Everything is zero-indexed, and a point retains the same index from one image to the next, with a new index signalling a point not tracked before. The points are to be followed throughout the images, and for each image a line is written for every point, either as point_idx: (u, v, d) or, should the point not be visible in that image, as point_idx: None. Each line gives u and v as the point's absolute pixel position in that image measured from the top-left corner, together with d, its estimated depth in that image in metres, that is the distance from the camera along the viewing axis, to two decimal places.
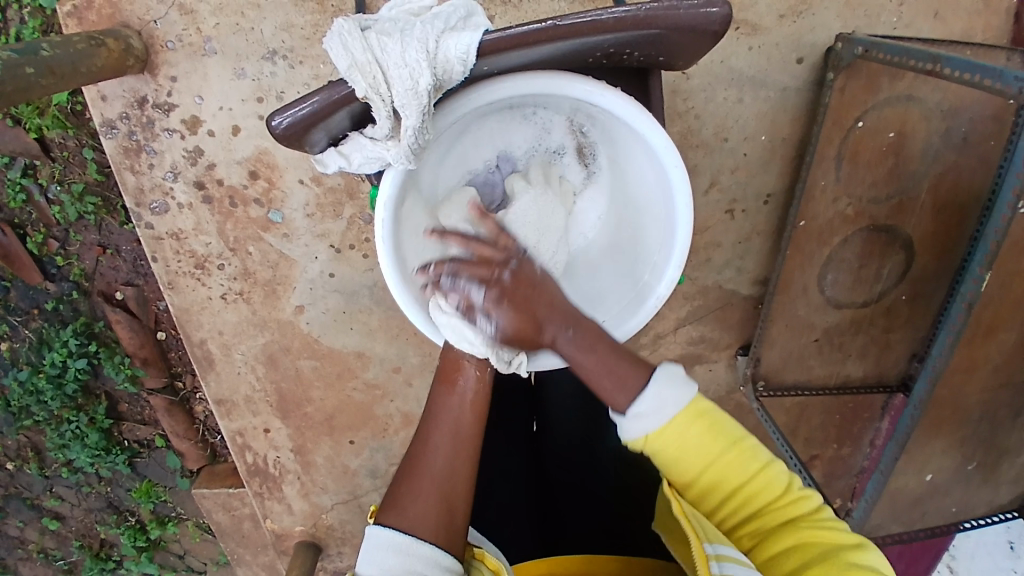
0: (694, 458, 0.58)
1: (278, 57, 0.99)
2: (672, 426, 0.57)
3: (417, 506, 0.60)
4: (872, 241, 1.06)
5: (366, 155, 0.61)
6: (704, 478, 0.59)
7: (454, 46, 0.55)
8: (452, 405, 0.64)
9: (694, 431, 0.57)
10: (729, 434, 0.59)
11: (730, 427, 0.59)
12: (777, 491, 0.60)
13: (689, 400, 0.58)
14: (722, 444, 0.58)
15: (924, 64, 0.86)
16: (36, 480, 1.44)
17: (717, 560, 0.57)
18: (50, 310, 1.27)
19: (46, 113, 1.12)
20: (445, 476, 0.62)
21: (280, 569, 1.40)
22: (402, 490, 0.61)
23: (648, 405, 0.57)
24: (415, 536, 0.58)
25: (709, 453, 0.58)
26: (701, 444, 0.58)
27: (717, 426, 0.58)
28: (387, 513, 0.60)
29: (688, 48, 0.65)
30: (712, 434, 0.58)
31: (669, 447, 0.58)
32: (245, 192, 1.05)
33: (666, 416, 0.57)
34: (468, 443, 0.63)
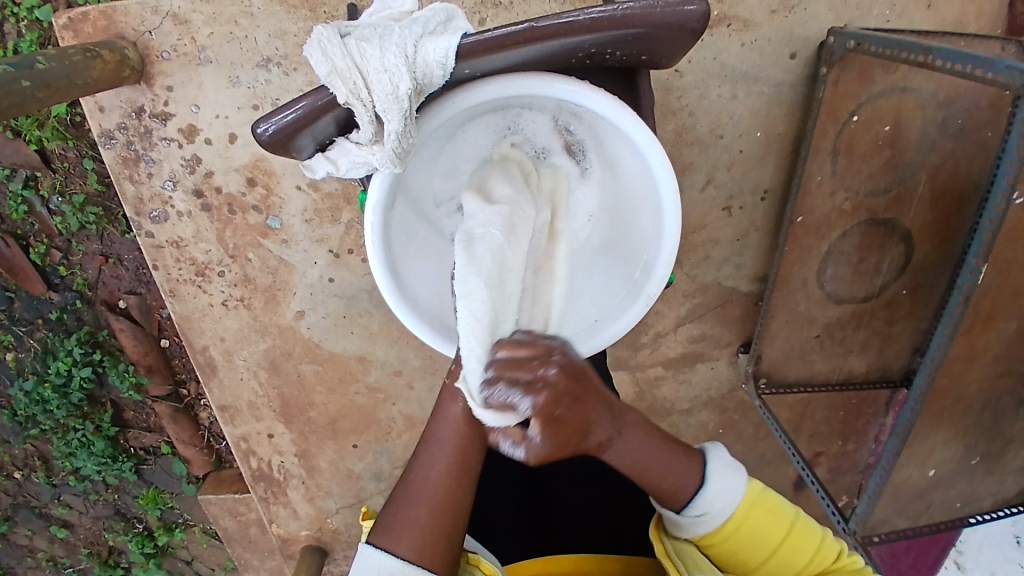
0: (760, 542, 0.67)
1: (272, 64, 1.00)
2: (739, 515, 0.66)
3: (412, 533, 0.59)
4: (871, 234, 1.06)
5: (352, 159, 0.62)
6: (767, 560, 0.68)
7: (432, 51, 0.56)
8: (454, 433, 0.60)
9: (759, 516, 0.67)
10: (786, 517, 0.69)
11: (785, 511, 0.69)
12: (829, 557, 0.70)
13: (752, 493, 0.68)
14: (781, 527, 0.68)
15: (916, 55, 0.86)
16: (43, 489, 1.45)
17: None
18: (54, 320, 1.28)
19: (46, 125, 1.13)
20: (441, 500, 0.60)
21: (287, 573, 1.41)
22: (398, 515, 0.60)
23: (714, 500, 0.66)
24: (408, 559, 0.58)
25: (773, 538, 0.67)
26: (764, 529, 0.67)
27: (776, 512, 0.68)
28: (381, 533, 0.59)
29: (670, 46, 0.66)
30: (773, 519, 0.68)
31: (733, 536, 0.67)
32: (244, 199, 1.06)
33: (733, 508, 0.66)
34: (469, 469, 0.60)
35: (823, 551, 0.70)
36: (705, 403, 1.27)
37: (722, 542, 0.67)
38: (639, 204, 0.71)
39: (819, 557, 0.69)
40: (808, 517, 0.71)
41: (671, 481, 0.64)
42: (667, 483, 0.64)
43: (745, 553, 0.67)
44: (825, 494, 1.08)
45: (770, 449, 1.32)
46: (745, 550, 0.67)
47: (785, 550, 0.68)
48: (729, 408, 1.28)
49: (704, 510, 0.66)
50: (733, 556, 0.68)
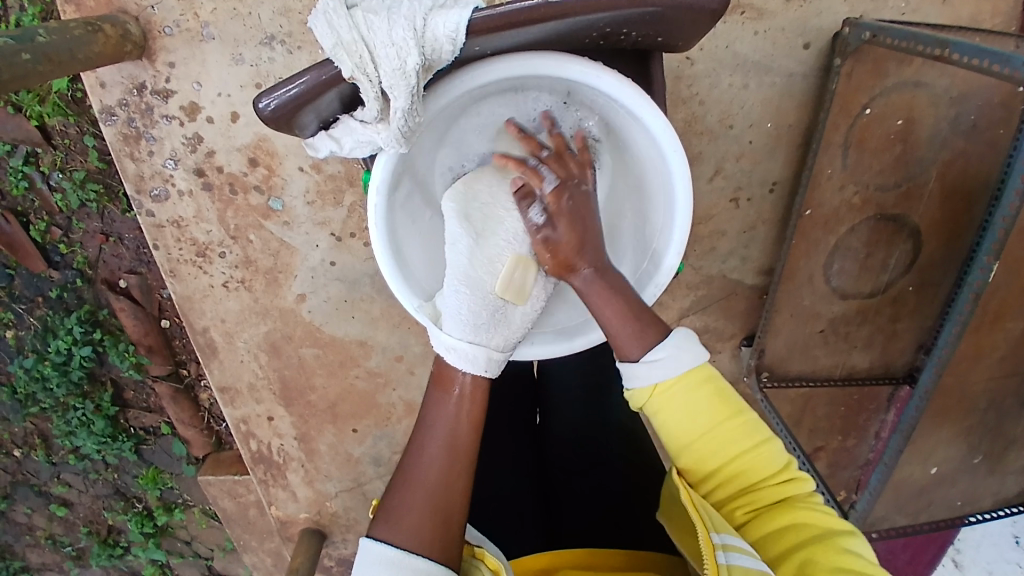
0: (697, 424, 0.56)
1: (276, 43, 0.98)
2: (679, 385, 0.55)
3: (412, 519, 0.57)
4: (879, 229, 1.04)
5: (357, 138, 0.61)
6: (704, 444, 0.57)
7: (442, 24, 0.54)
8: (444, 412, 0.61)
9: (697, 390, 0.55)
10: (734, 405, 0.57)
11: (734, 399, 0.57)
12: (771, 468, 0.58)
13: (698, 359, 0.56)
14: (723, 412, 0.56)
15: (932, 47, 0.84)
16: (43, 467, 1.46)
17: (723, 549, 0.53)
18: (55, 298, 1.28)
19: (47, 101, 1.12)
20: (441, 482, 0.59)
21: (285, 555, 1.41)
22: (394, 503, 0.58)
23: (663, 354, 0.56)
24: (410, 550, 0.55)
25: (715, 416, 0.56)
26: (705, 405, 0.56)
27: (722, 395, 0.56)
28: (381, 524, 0.57)
29: (687, 28, 0.64)
30: (717, 400, 0.56)
31: (671, 406, 0.56)
32: (245, 179, 1.04)
33: (676, 372, 0.55)
34: (466, 449, 0.60)
35: (767, 455, 0.58)
36: None
37: (660, 410, 0.56)
38: (650, 195, 0.70)
39: (761, 460, 0.57)
40: (760, 417, 0.58)
41: (625, 331, 0.58)
42: (622, 335, 0.58)
43: (685, 425, 0.56)
44: (825, 488, 1.07)
45: None
46: (677, 426, 0.56)
47: (726, 439, 0.56)
48: None
49: (656, 358, 0.56)
50: (663, 429, 0.57)
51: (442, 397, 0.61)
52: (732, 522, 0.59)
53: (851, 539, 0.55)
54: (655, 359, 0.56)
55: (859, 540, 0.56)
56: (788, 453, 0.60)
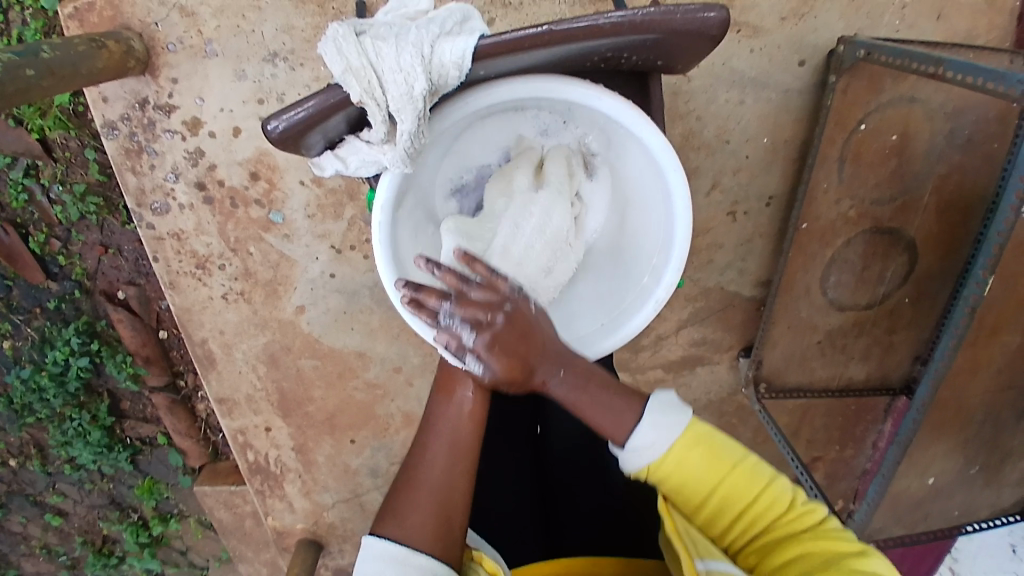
0: (698, 482, 0.60)
1: (278, 58, 0.98)
2: (673, 452, 0.60)
3: (415, 517, 0.59)
4: (875, 243, 1.06)
5: (363, 158, 0.62)
6: (707, 502, 0.61)
7: (450, 51, 0.55)
8: (448, 417, 0.63)
9: (690, 451, 0.60)
10: (727, 454, 0.61)
11: (728, 451, 0.61)
12: (777, 509, 0.61)
13: (682, 422, 0.61)
14: (720, 466, 0.61)
15: (927, 66, 0.85)
16: (38, 477, 1.45)
17: (707, 573, 0.58)
18: (52, 309, 1.27)
19: (48, 114, 1.12)
20: (443, 482, 0.61)
21: (281, 566, 1.41)
22: (397, 502, 0.60)
23: (644, 431, 0.60)
24: (411, 547, 0.57)
25: (709, 475, 0.60)
26: (699, 467, 0.60)
27: (715, 448, 0.61)
28: (383, 521, 0.59)
29: (687, 52, 0.65)
30: (711, 455, 0.60)
31: (670, 476, 0.60)
32: (246, 192, 1.05)
33: (664, 443, 0.60)
34: (468, 452, 0.63)
35: (772, 498, 0.61)
36: (703, 407, 1.27)
37: (662, 479, 0.61)
38: (649, 209, 0.70)
39: (764, 503, 0.61)
40: (757, 462, 0.63)
41: (607, 421, 0.61)
42: (605, 423, 0.61)
43: (686, 489, 0.61)
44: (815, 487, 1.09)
45: (766, 453, 1.32)
46: (679, 485, 0.61)
47: (729, 490, 0.60)
48: (727, 412, 1.28)
49: (638, 439, 0.60)
50: (676, 495, 0.61)
51: (441, 398, 0.64)
52: (750, 567, 0.61)
53: (866, 560, 0.55)
54: (642, 439, 0.60)
55: (875, 558, 0.56)
56: (794, 489, 0.62)
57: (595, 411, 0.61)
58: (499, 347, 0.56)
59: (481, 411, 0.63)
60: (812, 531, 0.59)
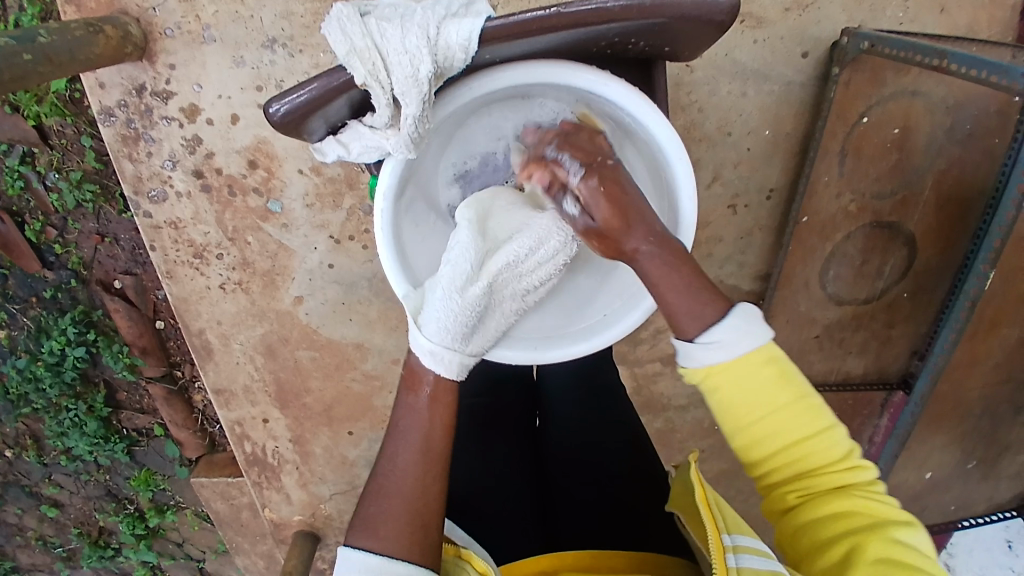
0: (758, 406, 0.55)
1: (277, 45, 0.98)
2: (742, 365, 0.54)
3: (388, 524, 0.58)
4: (875, 237, 1.06)
5: (365, 144, 0.61)
6: (766, 439, 0.57)
7: (456, 33, 0.55)
8: (417, 419, 0.61)
9: (762, 372, 0.54)
10: (798, 388, 0.56)
11: (797, 384, 0.56)
12: (833, 456, 0.58)
13: (757, 343, 0.54)
14: (788, 403, 0.56)
15: (930, 59, 0.85)
16: (34, 468, 1.44)
17: (734, 551, 0.57)
18: (48, 298, 1.26)
19: (44, 100, 1.11)
20: (414, 487, 0.60)
21: (278, 558, 1.40)
22: (370, 512, 0.59)
23: (723, 335, 0.54)
24: (388, 556, 0.57)
25: (773, 403, 0.55)
26: (765, 393, 0.55)
27: (788, 381, 0.55)
28: (357, 527, 0.59)
29: (694, 38, 0.64)
30: (783, 389, 0.55)
31: (737, 406, 0.55)
32: (244, 181, 1.04)
33: (740, 358, 0.54)
34: (438, 453, 0.61)
35: (830, 443, 0.58)
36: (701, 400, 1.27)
37: (719, 391, 0.55)
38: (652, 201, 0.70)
39: (818, 449, 0.57)
40: (821, 403, 0.58)
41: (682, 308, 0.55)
42: (681, 308, 0.55)
43: (741, 411, 0.56)
44: None
45: None
46: (737, 409, 0.56)
47: (785, 424, 0.56)
48: None
49: (712, 341, 0.54)
50: (724, 410, 0.56)
51: (406, 394, 0.61)
52: (788, 504, 0.60)
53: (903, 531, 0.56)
54: (713, 340, 0.54)
55: (917, 531, 0.57)
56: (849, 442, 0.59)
57: (679, 293, 0.55)
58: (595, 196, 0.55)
59: (449, 413, 0.61)
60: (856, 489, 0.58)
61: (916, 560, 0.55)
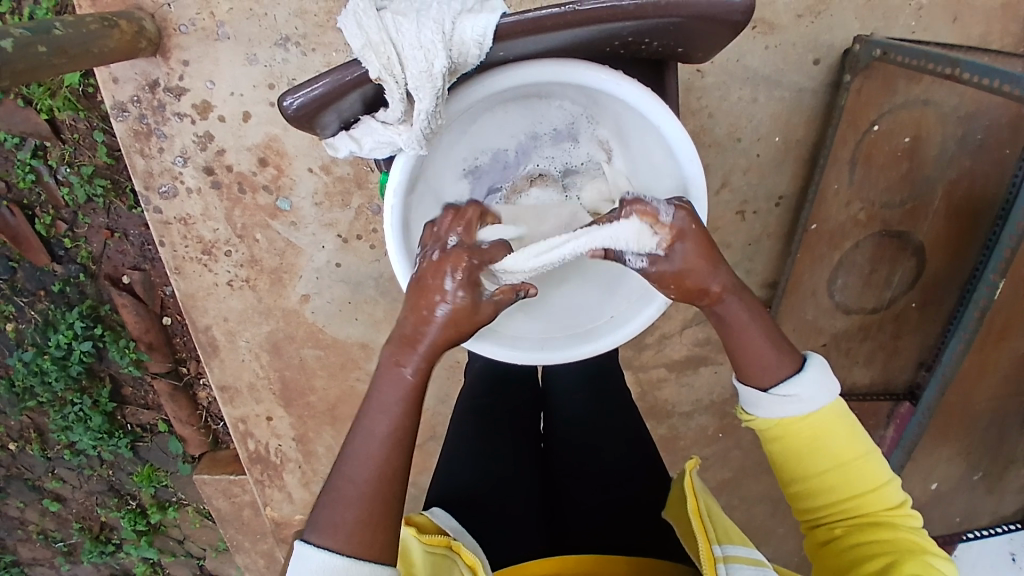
0: (824, 455, 0.61)
1: (291, 43, 0.98)
2: (815, 417, 0.60)
3: (354, 528, 0.53)
4: (884, 246, 1.05)
5: (377, 139, 0.61)
6: (826, 475, 0.61)
7: (470, 28, 0.55)
8: (385, 419, 0.55)
9: (831, 425, 0.60)
10: (864, 445, 0.62)
11: (862, 442, 0.62)
12: (884, 504, 0.62)
13: (832, 398, 0.60)
14: (853, 450, 0.61)
15: (943, 67, 0.85)
16: (37, 461, 1.45)
17: (724, 562, 0.57)
18: (57, 292, 1.27)
19: (57, 95, 1.12)
20: (374, 490, 0.54)
21: (278, 557, 1.40)
22: (330, 510, 0.54)
23: (802, 389, 0.59)
24: (350, 557, 0.52)
25: (837, 454, 0.61)
26: (830, 444, 0.60)
27: (854, 435, 0.61)
28: (318, 531, 0.53)
29: (708, 39, 0.64)
30: (849, 439, 0.61)
31: (802, 438, 0.61)
32: (254, 178, 1.05)
33: (812, 408, 0.60)
34: (404, 450, 0.55)
35: (886, 497, 0.62)
36: (706, 407, 1.26)
37: (785, 438, 0.61)
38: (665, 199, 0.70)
39: (876, 499, 0.62)
40: (882, 461, 0.63)
41: (760, 361, 0.60)
42: (758, 359, 0.60)
43: (807, 457, 0.61)
44: None
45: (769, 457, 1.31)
46: (802, 455, 0.61)
47: (846, 474, 0.61)
48: (730, 414, 1.26)
49: (791, 394, 0.59)
50: (788, 455, 0.62)
51: (381, 383, 0.55)
52: (830, 537, 0.63)
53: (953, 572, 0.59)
54: (790, 393, 0.59)
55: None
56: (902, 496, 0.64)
57: (763, 341, 0.60)
58: (685, 237, 0.56)
59: (419, 409, 0.56)
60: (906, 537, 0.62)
61: None
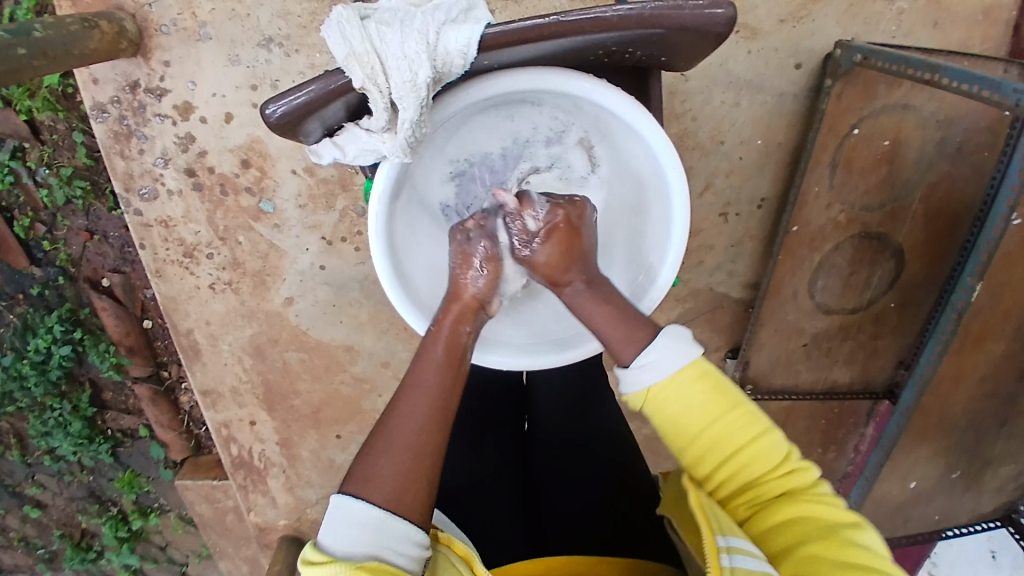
0: (695, 418, 0.57)
1: (274, 45, 0.98)
2: (675, 381, 0.56)
3: (390, 480, 0.54)
4: (863, 248, 1.07)
5: (361, 147, 0.61)
6: (703, 440, 0.57)
7: (454, 39, 0.55)
8: (438, 370, 0.59)
9: (691, 389, 0.56)
10: (731, 398, 0.58)
11: (731, 393, 0.58)
12: (771, 462, 0.59)
13: (687, 362, 0.57)
14: (722, 405, 0.57)
15: (923, 73, 0.86)
16: (17, 467, 1.42)
17: (728, 552, 0.55)
18: (35, 295, 1.25)
19: (37, 95, 1.10)
20: (423, 441, 0.56)
21: (262, 562, 1.39)
22: (371, 456, 0.55)
23: (652, 356, 0.57)
24: (388, 510, 0.53)
25: (709, 413, 0.57)
26: (701, 405, 0.57)
27: (720, 390, 0.57)
28: (354, 480, 0.54)
29: (690, 49, 0.65)
30: (714, 397, 0.57)
31: (668, 403, 0.57)
32: (237, 180, 1.04)
33: (670, 371, 0.56)
34: (449, 415, 0.58)
35: (770, 447, 0.59)
36: None
37: (657, 405, 0.57)
38: (649, 206, 0.71)
39: (760, 455, 0.58)
40: (759, 409, 0.59)
41: (619, 335, 0.59)
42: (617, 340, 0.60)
43: (683, 421, 0.57)
44: None
45: None
46: (679, 421, 0.57)
47: (725, 431, 0.57)
48: None
49: (644, 362, 0.57)
50: (664, 426, 0.58)
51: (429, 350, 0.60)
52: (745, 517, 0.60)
53: (862, 534, 0.56)
54: (645, 362, 0.57)
55: (869, 529, 0.57)
56: (789, 445, 0.60)
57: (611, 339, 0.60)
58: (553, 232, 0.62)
59: (463, 374, 0.60)
60: (803, 495, 0.59)
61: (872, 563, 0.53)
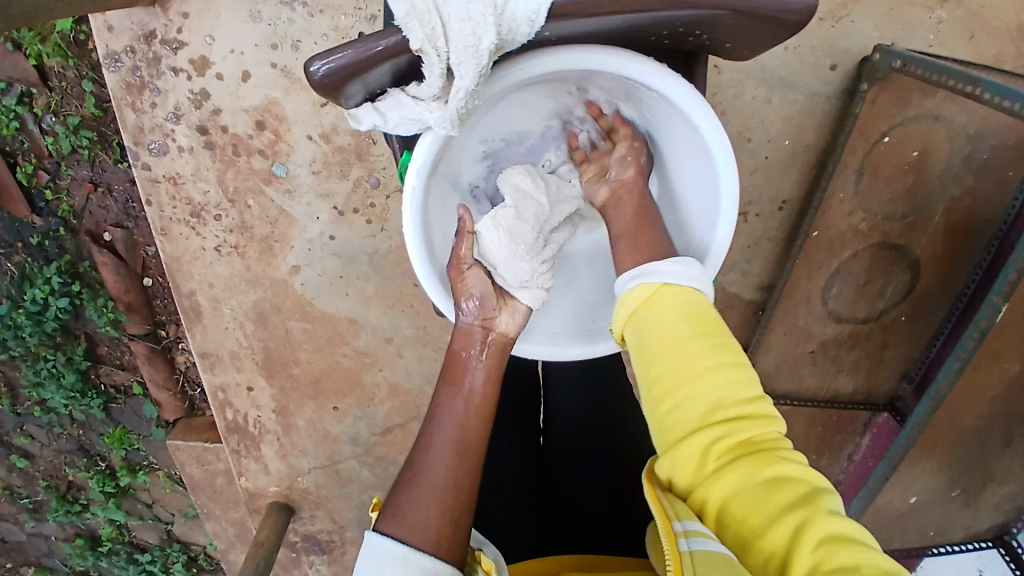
0: (670, 353, 0.54)
1: (298, 4, 0.94)
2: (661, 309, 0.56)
3: (424, 519, 0.55)
4: (881, 257, 1.06)
5: (405, 114, 0.59)
6: (678, 386, 0.54)
7: (523, 4, 0.52)
8: (462, 409, 0.61)
9: (670, 318, 0.55)
10: (704, 333, 0.55)
11: (706, 328, 0.55)
12: (744, 410, 0.53)
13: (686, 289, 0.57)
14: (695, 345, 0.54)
15: (962, 84, 0.84)
16: (7, 416, 1.41)
17: (685, 537, 0.50)
18: (35, 245, 1.22)
19: (48, 40, 1.07)
20: (453, 481, 0.57)
21: (249, 527, 1.38)
22: (402, 498, 0.56)
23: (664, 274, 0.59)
24: (423, 548, 0.53)
25: (685, 352, 0.54)
26: (676, 333, 0.54)
27: (695, 323, 0.55)
28: (389, 520, 0.55)
29: (755, 36, 0.63)
30: (689, 328, 0.55)
31: (655, 335, 0.55)
32: (250, 141, 1.01)
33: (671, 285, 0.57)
34: (475, 451, 0.59)
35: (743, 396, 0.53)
36: None
37: (638, 337, 0.57)
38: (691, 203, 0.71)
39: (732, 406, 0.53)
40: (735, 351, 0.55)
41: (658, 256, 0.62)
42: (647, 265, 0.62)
43: (657, 362, 0.55)
44: None
45: None
46: (656, 358, 0.55)
47: (695, 375, 0.53)
48: None
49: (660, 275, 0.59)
50: (643, 368, 0.56)
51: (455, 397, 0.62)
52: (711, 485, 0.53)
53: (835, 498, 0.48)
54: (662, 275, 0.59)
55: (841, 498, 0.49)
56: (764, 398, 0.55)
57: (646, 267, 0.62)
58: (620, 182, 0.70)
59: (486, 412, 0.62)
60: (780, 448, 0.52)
61: (849, 527, 0.46)
